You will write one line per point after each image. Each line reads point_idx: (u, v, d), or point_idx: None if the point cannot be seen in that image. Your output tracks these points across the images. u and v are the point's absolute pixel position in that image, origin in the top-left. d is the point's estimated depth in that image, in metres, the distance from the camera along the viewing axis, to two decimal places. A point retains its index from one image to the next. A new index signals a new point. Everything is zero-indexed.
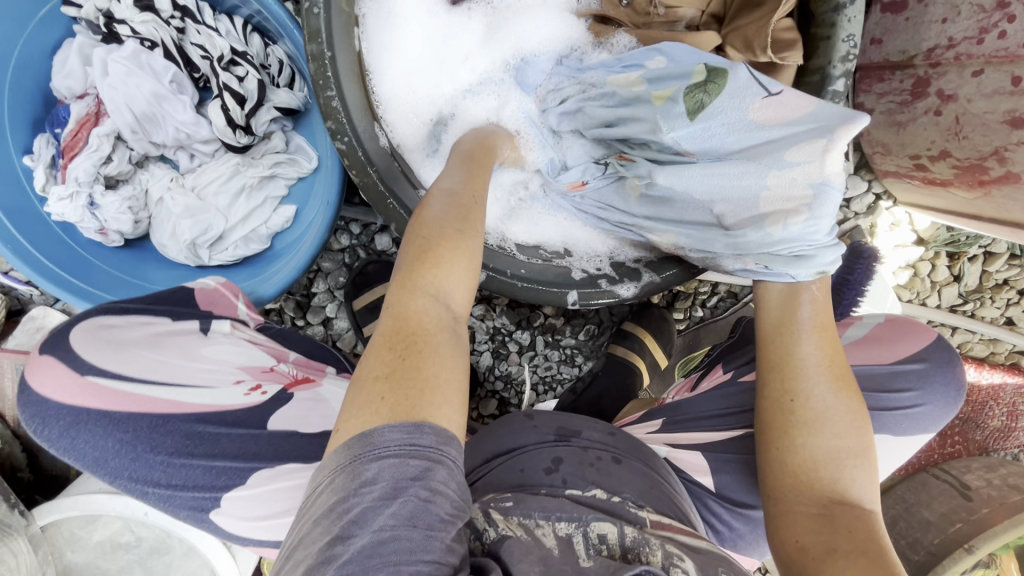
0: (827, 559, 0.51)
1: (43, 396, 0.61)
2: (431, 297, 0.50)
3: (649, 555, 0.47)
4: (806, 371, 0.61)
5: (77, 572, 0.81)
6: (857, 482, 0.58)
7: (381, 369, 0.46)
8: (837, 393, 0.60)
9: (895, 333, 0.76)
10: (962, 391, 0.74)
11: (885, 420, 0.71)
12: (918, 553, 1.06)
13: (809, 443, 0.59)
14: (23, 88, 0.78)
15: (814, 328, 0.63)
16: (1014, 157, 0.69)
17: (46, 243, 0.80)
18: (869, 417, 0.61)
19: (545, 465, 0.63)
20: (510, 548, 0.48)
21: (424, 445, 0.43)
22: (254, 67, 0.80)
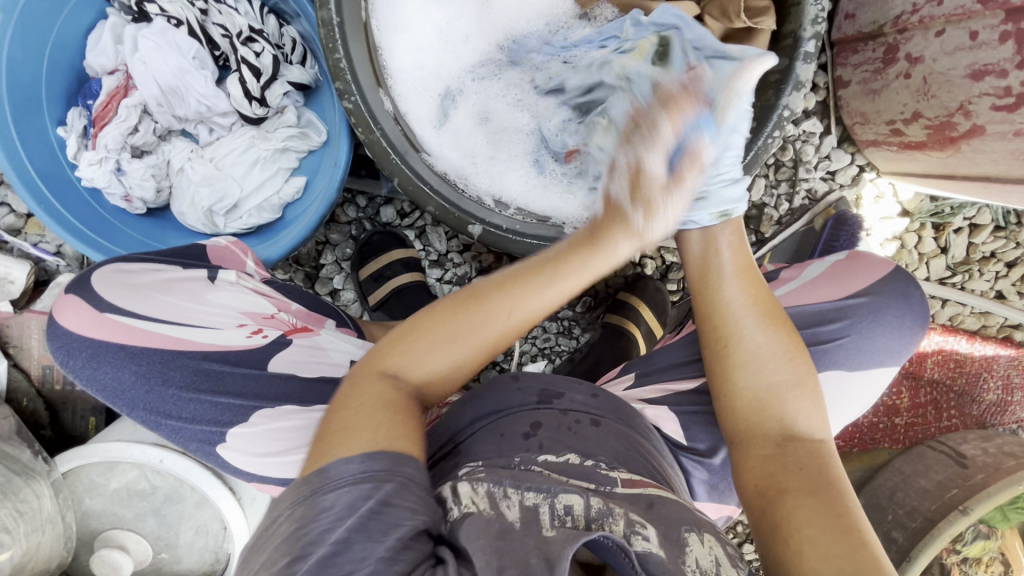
0: (779, 496, 0.56)
1: (70, 331, 0.66)
2: (431, 356, 0.56)
3: (611, 524, 0.46)
4: (735, 316, 0.66)
5: (95, 518, 0.85)
6: (797, 412, 0.62)
7: (368, 413, 0.50)
8: (766, 330, 0.65)
9: (845, 273, 0.82)
10: (917, 320, 0.79)
11: (833, 356, 0.76)
12: (915, 521, 1.04)
13: (748, 383, 0.64)
14: (59, 65, 0.86)
15: (736, 272, 0.67)
16: (977, 110, 0.74)
17: (76, 207, 0.86)
18: (799, 346, 0.65)
19: (523, 430, 0.59)
20: (469, 525, 0.46)
21: (376, 468, 0.46)
22: (270, 44, 0.87)
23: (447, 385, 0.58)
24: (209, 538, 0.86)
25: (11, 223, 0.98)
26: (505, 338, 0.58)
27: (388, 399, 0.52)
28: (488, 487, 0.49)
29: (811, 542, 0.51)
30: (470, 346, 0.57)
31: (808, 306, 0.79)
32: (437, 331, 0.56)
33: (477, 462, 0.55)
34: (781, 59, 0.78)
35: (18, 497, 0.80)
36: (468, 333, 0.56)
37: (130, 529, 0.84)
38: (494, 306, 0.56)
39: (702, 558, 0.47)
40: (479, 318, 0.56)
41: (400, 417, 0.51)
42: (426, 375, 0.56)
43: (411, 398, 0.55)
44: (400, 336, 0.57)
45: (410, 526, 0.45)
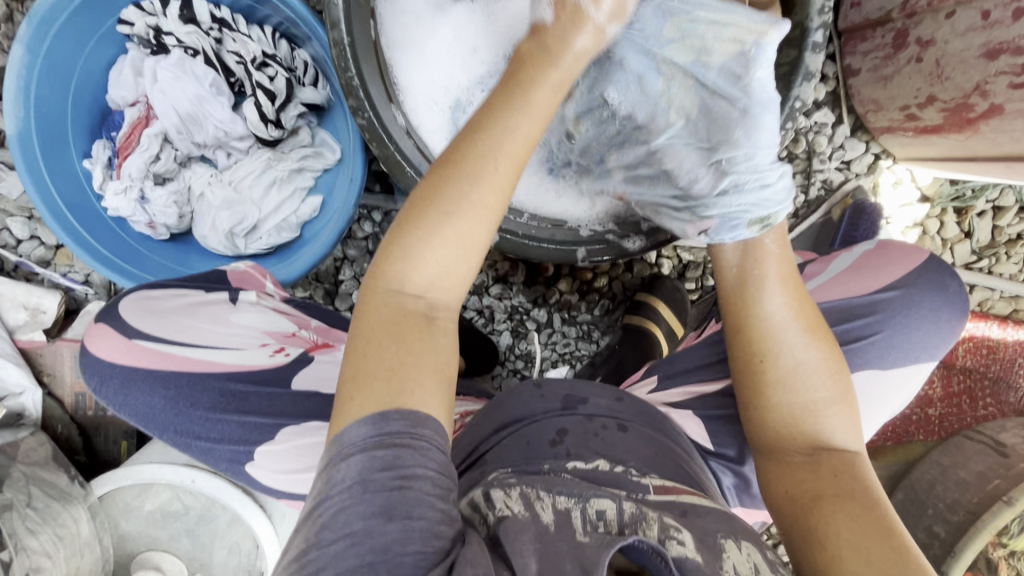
0: (814, 505, 0.54)
1: (100, 359, 0.67)
2: (436, 251, 0.50)
3: (645, 528, 0.44)
4: (776, 330, 0.61)
5: (131, 540, 0.86)
6: (835, 427, 0.59)
7: (378, 347, 0.48)
8: (810, 345, 0.61)
9: (872, 265, 0.80)
10: (954, 312, 0.77)
11: (865, 355, 0.74)
12: (957, 513, 1.00)
13: (784, 399, 0.61)
14: (84, 101, 0.89)
15: (778, 277, 0.63)
16: (994, 89, 0.73)
17: (103, 235, 0.89)
18: (839, 360, 0.61)
19: (549, 437, 0.59)
20: (505, 528, 0.45)
21: (394, 432, 0.45)
22: (283, 68, 0.90)
23: (462, 280, 0.52)
24: (243, 556, 0.86)
25: (41, 255, 1.01)
26: (504, 180, 0.51)
27: (403, 320, 0.50)
28: (521, 489, 0.49)
29: (852, 549, 0.49)
30: (464, 242, 0.51)
31: (835, 302, 0.77)
32: (431, 217, 0.50)
33: (505, 471, 0.55)
34: (789, 51, 0.77)
35: (57, 521, 0.80)
36: (463, 207, 0.50)
37: (166, 550, 0.85)
38: (484, 150, 0.50)
39: (740, 565, 0.45)
40: (472, 174, 0.50)
41: (405, 367, 0.48)
42: (436, 280, 0.51)
43: (427, 311, 0.51)
44: (394, 233, 0.52)
45: (428, 518, 0.44)
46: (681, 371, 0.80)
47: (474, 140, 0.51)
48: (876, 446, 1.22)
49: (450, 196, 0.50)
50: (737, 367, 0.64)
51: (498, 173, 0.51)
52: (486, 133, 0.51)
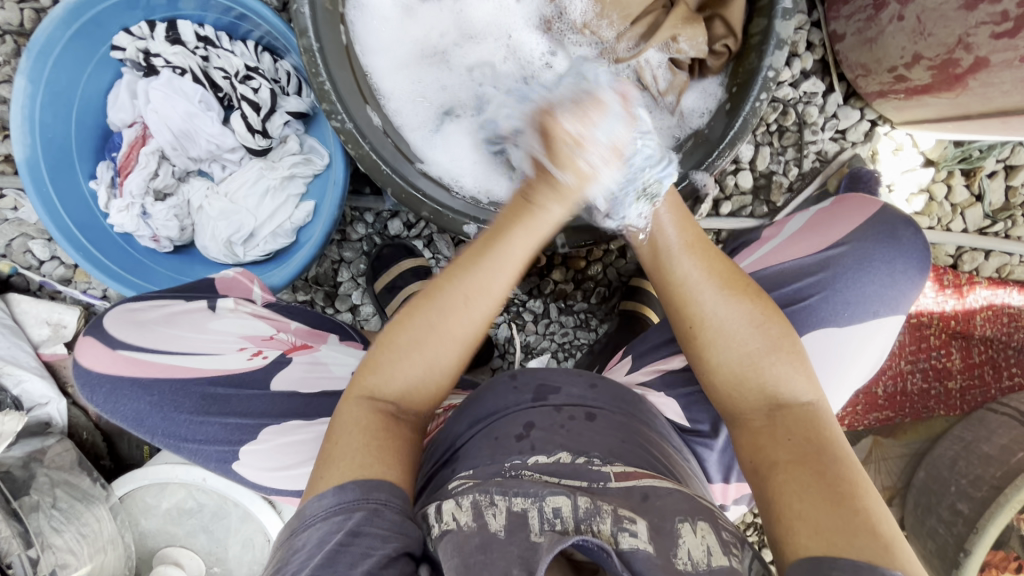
0: (771, 470, 0.53)
1: (88, 369, 0.69)
2: (409, 367, 0.59)
3: (599, 525, 0.47)
4: (693, 291, 0.62)
5: (152, 538, 0.91)
6: (782, 377, 0.59)
7: (350, 442, 0.55)
8: (729, 303, 0.61)
9: (824, 223, 0.80)
10: (913, 263, 0.75)
11: (821, 312, 0.73)
12: (980, 490, 0.94)
13: (723, 359, 0.60)
14: (86, 126, 0.94)
15: (684, 248, 0.64)
16: (977, 41, 0.70)
17: (111, 251, 0.94)
18: (767, 310, 0.61)
19: (517, 432, 0.61)
20: (449, 542, 0.48)
21: (349, 498, 0.51)
22: (267, 80, 0.93)
23: (430, 396, 0.61)
24: (256, 550, 0.90)
25: (62, 273, 1.07)
26: (478, 314, 0.59)
27: (376, 419, 0.57)
28: (475, 497, 0.51)
29: (801, 518, 0.48)
30: (433, 364, 0.59)
31: (788, 263, 0.76)
32: (405, 340, 0.59)
33: (466, 475, 0.57)
34: (759, 20, 0.76)
35: (80, 520, 0.85)
36: (440, 339, 0.59)
37: (183, 546, 0.90)
38: (445, 290, 0.59)
39: (694, 549, 0.48)
40: (447, 308, 0.58)
41: (372, 450, 0.55)
42: (406, 390, 0.60)
43: (395, 411, 0.59)
44: (374, 351, 0.61)
45: (379, 555, 0.48)
46: (653, 348, 0.81)
47: (457, 276, 0.59)
48: (895, 424, 1.17)
49: (427, 325, 0.58)
50: (679, 339, 0.64)
51: (476, 310, 0.59)
52: (451, 278, 0.59)
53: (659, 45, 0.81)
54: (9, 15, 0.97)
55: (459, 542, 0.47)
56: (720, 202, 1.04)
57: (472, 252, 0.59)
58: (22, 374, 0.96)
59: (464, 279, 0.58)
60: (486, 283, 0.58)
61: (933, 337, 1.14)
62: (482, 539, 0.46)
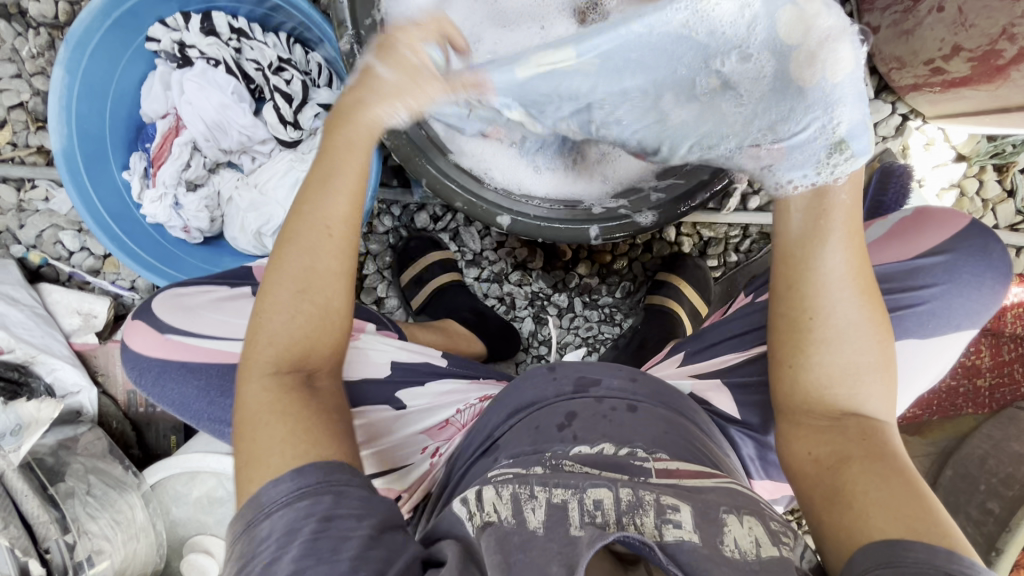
0: (841, 465, 0.54)
1: (139, 352, 0.71)
2: (289, 323, 0.56)
3: (641, 518, 0.48)
4: (829, 285, 0.58)
5: (182, 526, 0.92)
6: (869, 393, 0.58)
7: (263, 408, 0.53)
8: (860, 304, 0.58)
9: (910, 230, 0.78)
10: (996, 279, 0.74)
11: (905, 323, 0.72)
12: (1013, 489, 0.93)
13: (826, 358, 0.58)
14: (120, 117, 0.95)
15: (846, 230, 0.58)
16: (1023, 31, 0.69)
17: (144, 242, 0.95)
18: (886, 327, 0.59)
19: (557, 421, 0.61)
20: (490, 532, 0.48)
21: (313, 482, 0.49)
22: (298, 71, 0.94)
23: (330, 346, 0.59)
24: None
25: (91, 264, 1.08)
26: (337, 245, 0.57)
27: (283, 391, 0.55)
28: (514, 488, 0.51)
29: (880, 506, 0.49)
30: (320, 307, 0.57)
31: (874, 270, 0.75)
32: (286, 295, 0.56)
33: (507, 464, 0.57)
34: None
35: (114, 507, 0.86)
36: (318, 277, 0.56)
37: (214, 534, 0.90)
38: (302, 229, 0.57)
39: (741, 538, 0.47)
40: (314, 254, 0.57)
41: (297, 428, 0.52)
42: (308, 348, 0.57)
43: (304, 378, 0.57)
44: (255, 316, 0.57)
45: (358, 536, 0.46)
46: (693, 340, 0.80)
47: (302, 209, 0.57)
48: (921, 421, 1.17)
49: (304, 259, 0.56)
50: (775, 324, 0.61)
51: (331, 241, 0.57)
52: (308, 219, 0.57)
53: None
54: (44, 7, 0.98)
55: (501, 538, 0.46)
56: (748, 197, 1.04)
57: (310, 179, 0.58)
58: (54, 363, 0.97)
59: (305, 202, 0.57)
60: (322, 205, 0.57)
61: None
62: (522, 537, 0.46)
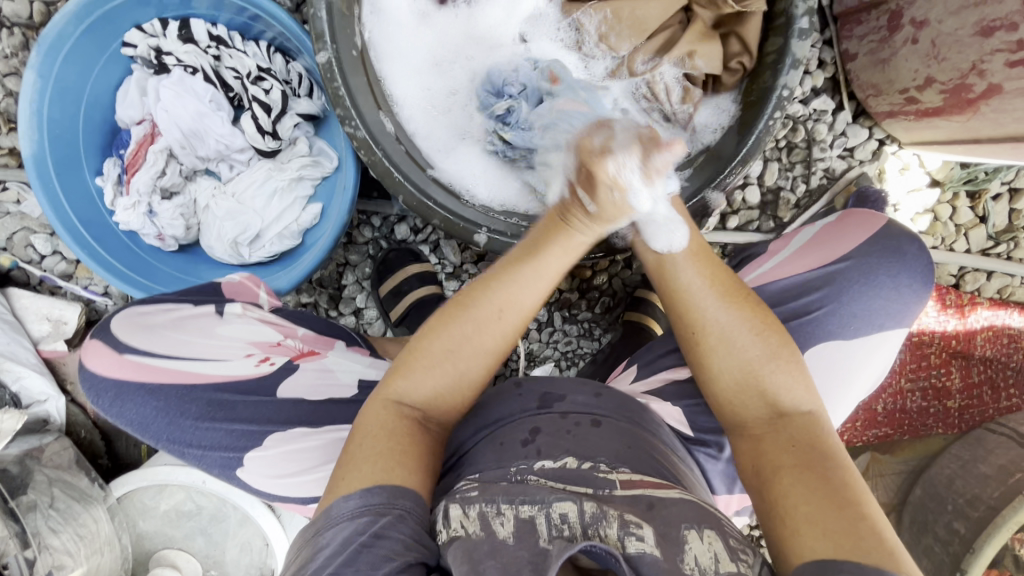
0: (773, 478, 0.54)
1: (95, 373, 0.68)
2: (439, 378, 0.62)
3: (606, 531, 0.48)
4: (695, 297, 0.62)
5: (149, 539, 0.90)
6: (782, 385, 0.59)
7: (373, 444, 0.57)
8: (730, 309, 0.61)
9: (832, 237, 0.80)
10: (920, 280, 0.76)
11: (827, 324, 0.74)
12: (977, 510, 0.94)
13: (727, 365, 0.60)
14: (94, 122, 0.94)
15: (690, 251, 0.63)
16: (991, 68, 0.71)
17: (116, 249, 0.93)
18: (768, 318, 0.61)
19: (522, 436, 0.62)
20: (457, 547, 0.49)
21: (376, 502, 0.53)
22: (278, 81, 0.93)
23: (458, 399, 0.64)
24: (253, 553, 0.90)
25: (63, 269, 1.06)
26: (507, 330, 0.62)
27: (404, 427, 0.60)
28: (481, 505, 0.52)
29: (807, 521, 0.49)
30: (460, 374, 0.62)
31: (794, 277, 0.77)
32: (437, 348, 0.61)
33: (472, 478, 0.58)
34: (776, 39, 0.76)
35: (77, 522, 0.84)
36: (468, 351, 0.62)
37: (181, 548, 0.89)
38: (477, 308, 0.61)
39: (701, 556, 0.48)
40: (473, 339, 0.61)
41: (397, 454, 0.57)
42: (434, 396, 0.62)
43: (421, 420, 0.61)
44: (402, 358, 0.63)
45: (400, 561, 0.49)
46: (659, 358, 0.81)
47: (491, 283, 0.62)
48: (893, 441, 1.18)
49: (470, 340, 0.61)
50: (682, 341, 0.63)
51: (506, 322, 0.62)
52: (489, 295, 0.62)
53: (675, 60, 0.80)
54: (19, 7, 0.96)
55: (468, 550, 0.47)
56: (727, 216, 1.05)
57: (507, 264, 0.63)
58: (20, 371, 0.95)
59: (499, 279, 0.62)
60: (517, 300, 0.62)
61: (934, 356, 1.16)
62: (491, 546, 0.47)
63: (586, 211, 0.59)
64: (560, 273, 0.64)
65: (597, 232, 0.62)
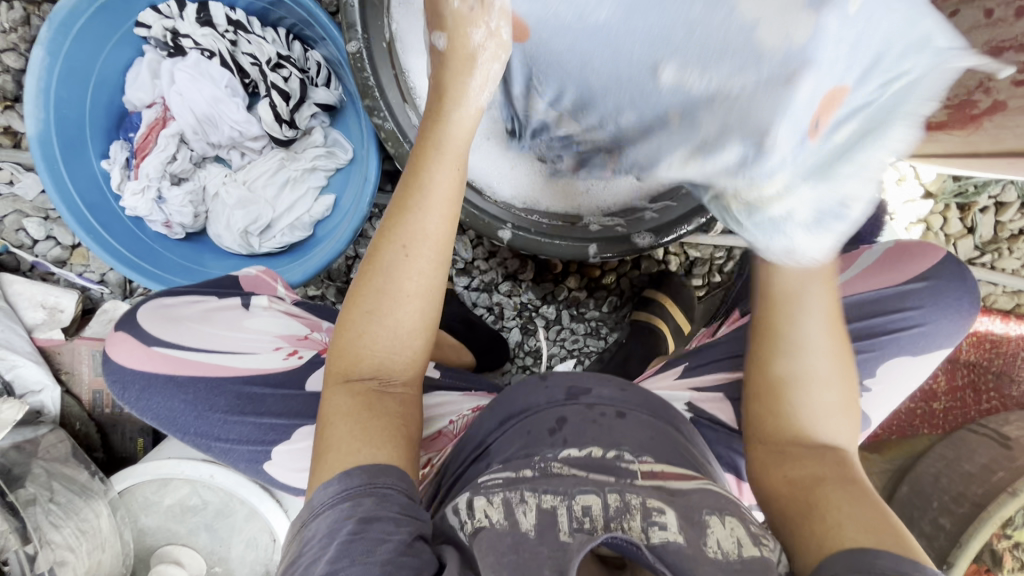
0: (816, 491, 0.55)
1: (121, 365, 0.68)
2: (378, 335, 0.58)
3: (628, 522, 0.49)
4: (807, 347, 0.59)
5: (150, 535, 0.88)
6: (838, 429, 0.60)
7: (338, 428, 0.54)
8: (835, 362, 0.60)
9: (900, 257, 0.80)
10: (980, 301, 0.78)
11: (898, 343, 0.75)
12: (962, 506, 0.99)
13: (802, 405, 0.60)
14: (101, 103, 0.91)
15: (821, 293, 0.59)
16: (998, 86, 0.74)
17: (120, 234, 0.91)
18: (853, 374, 0.62)
19: (549, 426, 0.62)
20: (485, 536, 0.49)
21: (354, 485, 0.50)
22: (297, 69, 0.92)
23: (410, 356, 0.60)
24: (260, 550, 0.88)
25: (58, 254, 1.02)
26: (426, 262, 0.58)
27: (361, 400, 0.56)
28: (505, 494, 0.53)
29: (851, 518, 0.51)
30: (401, 329, 0.58)
31: (868, 295, 0.78)
32: (367, 306, 0.57)
33: (497, 468, 0.57)
34: None
35: (79, 516, 0.82)
36: (394, 294, 0.57)
37: (185, 545, 0.87)
38: (389, 254, 0.57)
39: (724, 540, 0.49)
40: (398, 287, 0.57)
41: (366, 430, 0.54)
42: (383, 361, 0.58)
43: (380, 386, 0.58)
44: (340, 323, 0.59)
45: (396, 540, 0.47)
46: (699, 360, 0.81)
47: (391, 234, 0.57)
48: (881, 441, 1.23)
49: (392, 288, 0.57)
50: (762, 378, 0.62)
51: (418, 257, 0.57)
52: (398, 243, 0.57)
53: None
54: None
55: (492, 542, 0.48)
56: None
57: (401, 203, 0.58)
58: (16, 359, 0.91)
59: (400, 225, 0.57)
60: (423, 229, 0.57)
61: None
62: (514, 538, 0.48)
63: (441, 50, 0.56)
64: (460, 183, 0.59)
65: (479, 96, 0.58)
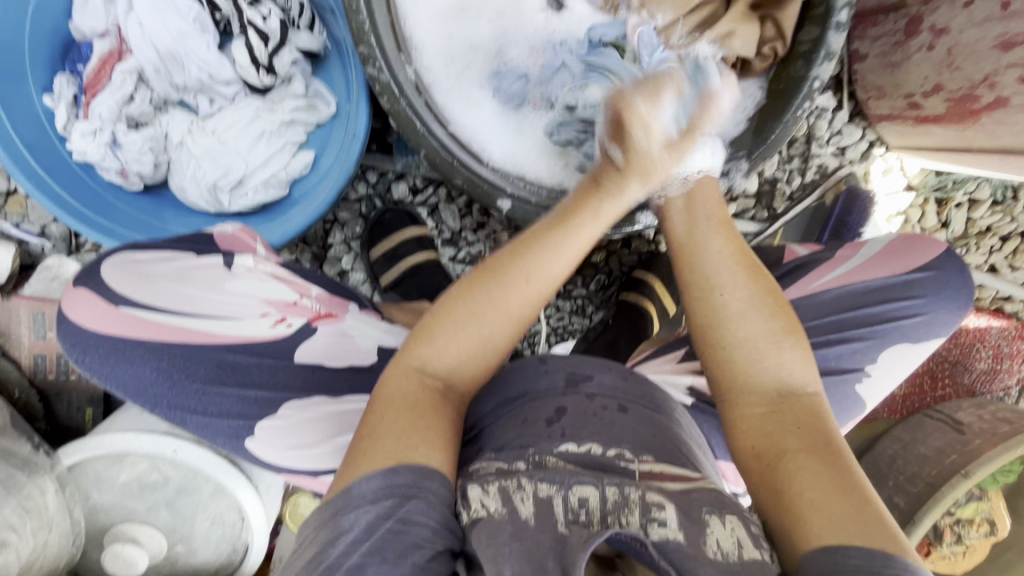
0: (778, 459, 0.51)
1: (82, 327, 0.62)
2: (463, 341, 0.56)
3: (626, 517, 0.45)
4: (711, 266, 0.62)
5: (104, 513, 0.81)
6: (786, 365, 0.57)
7: (397, 414, 0.52)
8: (747, 289, 0.60)
9: (903, 249, 0.84)
10: (971, 292, 0.82)
11: (902, 331, 0.80)
12: (916, 486, 1.05)
13: (741, 334, 0.59)
14: (42, 29, 0.80)
15: (715, 221, 0.65)
16: (1003, 81, 0.76)
17: (65, 180, 0.81)
18: (779, 305, 0.60)
19: (546, 416, 0.58)
20: (478, 531, 0.45)
21: (400, 484, 0.47)
22: (277, 7, 0.81)
23: (481, 369, 0.58)
24: (226, 528, 0.83)
25: None
26: (535, 294, 0.57)
27: (427, 396, 0.54)
28: (500, 482, 0.49)
29: (816, 509, 0.46)
30: (485, 344, 0.57)
31: (874, 281, 0.82)
32: (463, 311, 0.56)
33: (488, 458, 0.55)
34: (811, 28, 0.76)
35: (23, 493, 0.74)
36: (496, 309, 0.56)
37: (143, 523, 0.80)
38: (511, 270, 0.56)
39: (724, 540, 0.45)
40: (504, 307, 0.56)
41: (418, 428, 0.51)
42: (457, 365, 0.56)
43: (445, 389, 0.55)
44: (427, 321, 0.57)
45: (429, 547, 0.45)
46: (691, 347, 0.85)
47: (522, 255, 0.56)
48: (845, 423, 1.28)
49: (496, 302, 0.56)
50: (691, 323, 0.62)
51: (535, 289, 0.57)
52: (518, 262, 0.56)
53: (713, 38, 0.78)
54: None
55: (492, 532, 0.45)
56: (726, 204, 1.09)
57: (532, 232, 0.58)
58: None
59: (528, 252, 0.57)
60: (547, 268, 0.56)
61: None
62: (514, 527, 0.45)
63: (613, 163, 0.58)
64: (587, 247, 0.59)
65: (635, 191, 0.59)
